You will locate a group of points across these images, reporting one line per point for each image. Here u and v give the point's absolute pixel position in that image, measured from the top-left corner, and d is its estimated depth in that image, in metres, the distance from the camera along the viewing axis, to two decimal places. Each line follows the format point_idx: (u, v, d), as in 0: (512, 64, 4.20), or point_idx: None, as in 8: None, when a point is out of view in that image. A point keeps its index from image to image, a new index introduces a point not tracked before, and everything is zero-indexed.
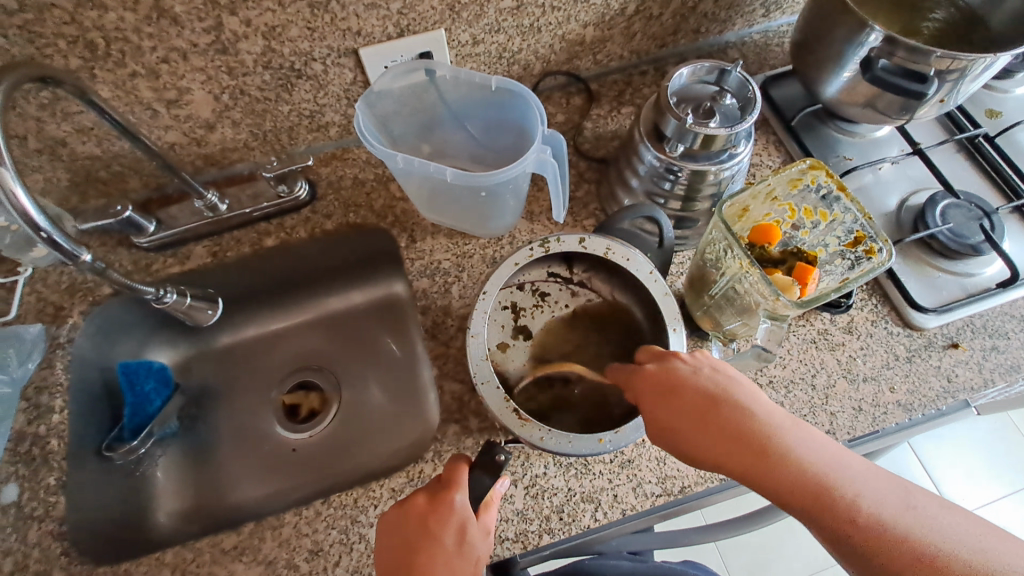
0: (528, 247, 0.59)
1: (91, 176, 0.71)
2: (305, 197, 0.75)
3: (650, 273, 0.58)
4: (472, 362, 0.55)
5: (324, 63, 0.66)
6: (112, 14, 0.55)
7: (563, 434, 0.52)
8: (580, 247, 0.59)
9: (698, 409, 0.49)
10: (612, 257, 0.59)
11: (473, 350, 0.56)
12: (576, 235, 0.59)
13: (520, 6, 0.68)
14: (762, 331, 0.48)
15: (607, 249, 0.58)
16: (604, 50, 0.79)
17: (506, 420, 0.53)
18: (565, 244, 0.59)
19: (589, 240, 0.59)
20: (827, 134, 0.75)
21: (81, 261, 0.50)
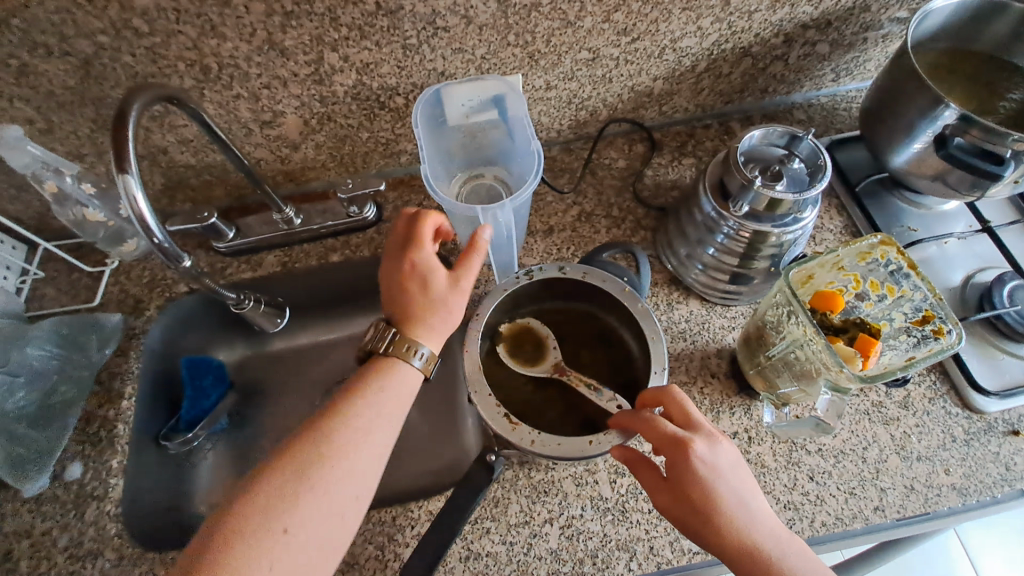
0: (513, 276, 0.64)
1: (183, 181, 0.77)
2: (372, 218, 0.79)
3: (623, 291, 0.62)
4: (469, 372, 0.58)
5: (407, 97, 0.71)
6: (229, 43, 0.60)
7: (551, 438, 0.54)
8: (560, 273, 0.63)
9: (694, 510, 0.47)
10: (590, 280, 0.63)
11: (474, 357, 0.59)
12: (554, 265, 0.63)
13: (595, 58, 0.71)
14: (824, 403, 0.48)
15: (584, 273, 0.63)
16: (670, 102, 0.81)
17: (496, 424, 0.55)
18: (545, 272, 0.63)
19: (567, 268, 0.63)
20: (891, 203, 0.75)
21: (180, 265, 0.53)
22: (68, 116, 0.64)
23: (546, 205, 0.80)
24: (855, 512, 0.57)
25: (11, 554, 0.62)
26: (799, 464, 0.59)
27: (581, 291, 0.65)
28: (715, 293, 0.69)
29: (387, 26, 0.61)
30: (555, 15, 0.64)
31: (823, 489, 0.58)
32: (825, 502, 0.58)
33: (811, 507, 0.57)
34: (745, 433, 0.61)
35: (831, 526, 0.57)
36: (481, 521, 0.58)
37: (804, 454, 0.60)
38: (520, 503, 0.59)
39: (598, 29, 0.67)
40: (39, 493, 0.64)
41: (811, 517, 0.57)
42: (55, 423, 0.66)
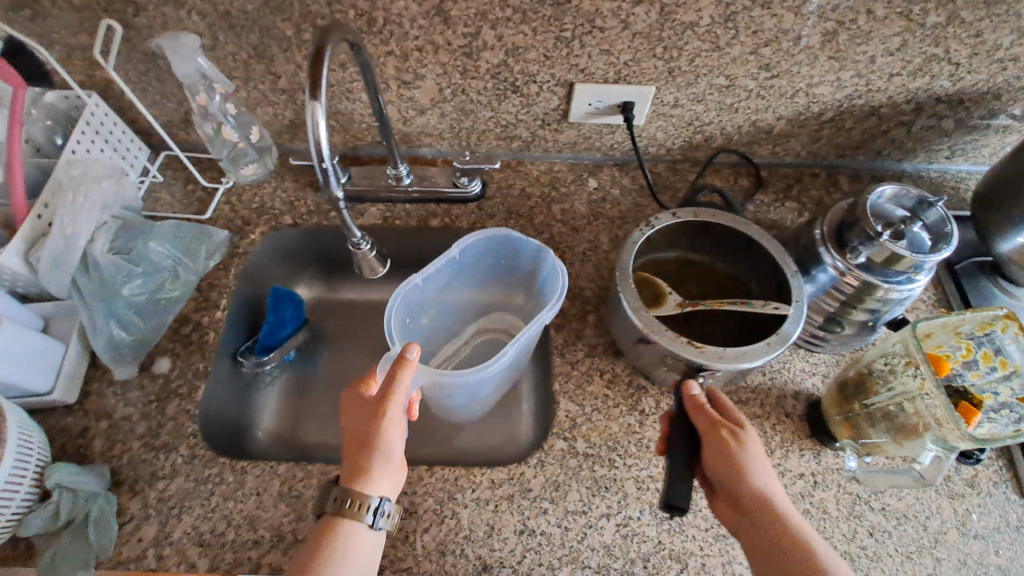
0: (636, 229, 0.66)
1: (308, 122, 0.81)
2: (475, 193, 0.81)
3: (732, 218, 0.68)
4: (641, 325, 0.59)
5: (541, 87, 0.74)
6: (402, 2, 0.63)
7: (731, 350, 0.57)
8: (673, 217, 0.68)
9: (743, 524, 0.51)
10: (701, 218, 0.68)
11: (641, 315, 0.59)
12: (665, 212, 0.68)
13: (730, 86, 0.73)
14: (930, 458, 0.51)
15: (695, 213, 0.68)
16: (785, 144, 0.83)
17: (684, 351, 0.57)
18: (660, 220, 0.68)
19: (677, 212, 0.68)
20: (986, 287, 0.75)
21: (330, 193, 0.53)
22: (233, 38, 0.67)
23: (645, 217, 0.81)
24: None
25: (87, 431, 0.64)
26: (861, 517, 0.60)
27: (699, 234, 0.71)
28: (802, 333, 0.70)
29: (549, 15, 0.64)
30: (707, 37, 0.67)
31: (880, 546, 0.59)
32: (882, 559, 0.58)
33: (867, 562, 0.58)
34: (811, 475, 0.62)
35: None
36: (540, 501, 0.60)
37: (866, 509, 0.61)
38: (580, 493, 0.61)
39: (741, 59, 0.69)
40: (126, 380, 0.67)
41: (865, 571, 0.57)
42: (155, 317, 0.69)
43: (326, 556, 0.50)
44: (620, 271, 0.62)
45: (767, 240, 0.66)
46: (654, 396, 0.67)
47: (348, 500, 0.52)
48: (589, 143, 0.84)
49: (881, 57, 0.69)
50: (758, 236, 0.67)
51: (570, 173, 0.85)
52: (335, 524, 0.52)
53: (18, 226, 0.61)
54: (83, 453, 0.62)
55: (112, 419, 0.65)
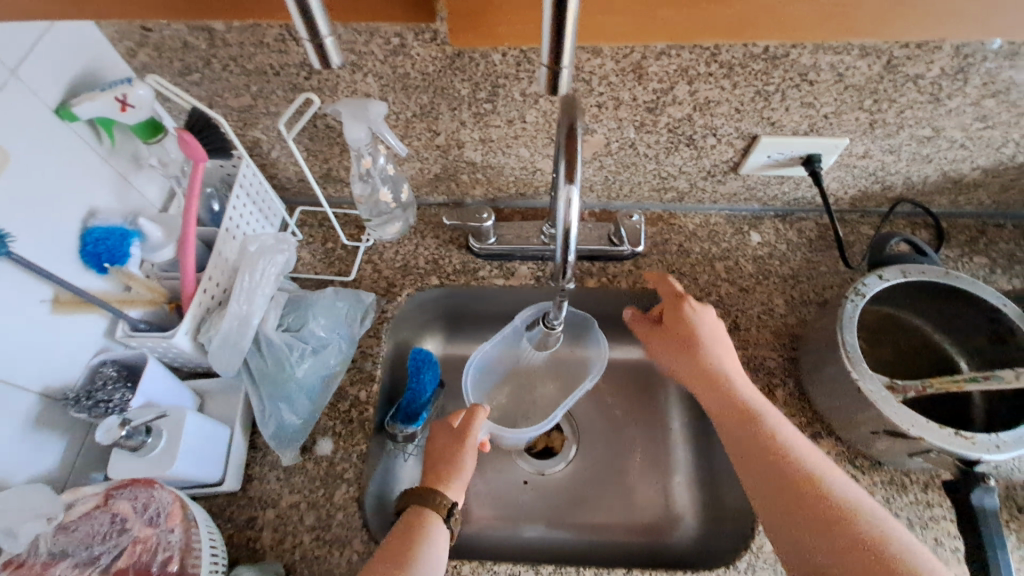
0: (848, 300, 0.59)
1: (455, 176, 0.76)
2: (631, 251, 0.75)
3: (945, 273, 0.60)
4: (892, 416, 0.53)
5: (720, 139, 0.68)
6: (598, 60, 0.58)
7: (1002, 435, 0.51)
8: (881, 279, 0.60)
9: (756, 454, 0.53)
10: (910, 278, 0.61)
11: (890, 403, 0.53)
12: (872, 275, 0.60)
13: (933, 137, 0.66)
14: None
15: (902, 272, 0.61)
16: (971, 194, 0.75)
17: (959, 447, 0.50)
18: (870, 286, 0.60)
19: (884, 273, 0.61)
20: None
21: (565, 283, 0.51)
22: (403, 98, 0.63)
23: (819, 274, 0.74)
24: None
25: (255, 522, 0.59)
26: None
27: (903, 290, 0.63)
28: None
29: (758, 69, 0.58)
30: (927, 89, 0.60)
31: None
32: None
33: None
34: None
35: None
36: None
37: None
38: None
39: (958, 110, 0.63)
40: (290, 464, 0.62)
41: None
42: (319, 397, 0.63)
43: (411, 542, 0.51)
44: (848, 354, 0.56)
45: (983, 288, 0.60)
46: (865, 488, 0.60)
47: (434, 495, 0.55)
48: (752, 194, 0.77)
49: None
50: (974, 288, 0.60)
51: (728, 226, 0.79)
52: (419, 517, 0.53)
53: (187, 307, 0.57)
54: (254, 547, 0.58)
55: (279, 507, 0.60)
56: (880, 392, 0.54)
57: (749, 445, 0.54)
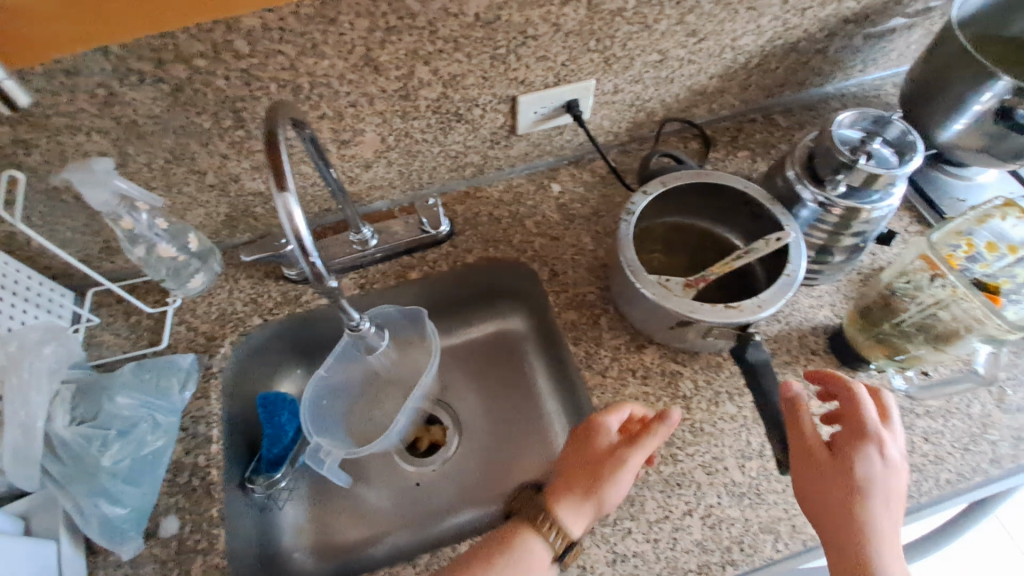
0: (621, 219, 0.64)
1: (247, 211, 0.74)
2: (445, 233, 0.77)
3: (695, 174, 0.68)
4: (676, 308, 0.59)
5: (485, 108, 0.71)
6: (327, 61, 0.58)
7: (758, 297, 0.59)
8: (644, 194, 0.66)
9: (846, 549, 0.49)
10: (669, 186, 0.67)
11: (669, 298, 0.60)
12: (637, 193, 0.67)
13: (663, 60, 0.74)
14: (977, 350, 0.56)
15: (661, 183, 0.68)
16: (720, 100, 0.85)
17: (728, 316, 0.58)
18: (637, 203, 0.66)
19: (646, 188, 0.67)
20: (934, 177, 0.81)
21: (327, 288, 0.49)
22: (145, 147, 0.61)
23: (616, 204, 0.81)
24: (974, 466, 0.60)
25: None
26: (912, 427, 0.62)
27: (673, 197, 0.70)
28: None
29: (481, 36, 0.61)
30: (635, 19, 0.66)
31: (939, 448, 0.61)
32: (945, 460, 0.61)
33: (933, 467, 0.60)
34: None
35: (955, 483, 0.60)
36: (621, 522, 0.58)
37: (915, 417, 0.63)
38: (655, 499, 0.59)
39: (670, 31, 0.70)
40: (135, 555, 0.59)
41: (935, 476, 0.60)
42: (149, 476, 0.61)
43: None
44: (629, 266, 0.62)
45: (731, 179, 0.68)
46: (688, 378, 0.66)
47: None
48: (541, 149, 0.82)
49: None
50: (723, 180, 0.68)
51: (530, 184, 0.83)
52: None
53: None
54: None
55: None
56: (662, 291, 0.60)
57: (821, 511, 0.51)
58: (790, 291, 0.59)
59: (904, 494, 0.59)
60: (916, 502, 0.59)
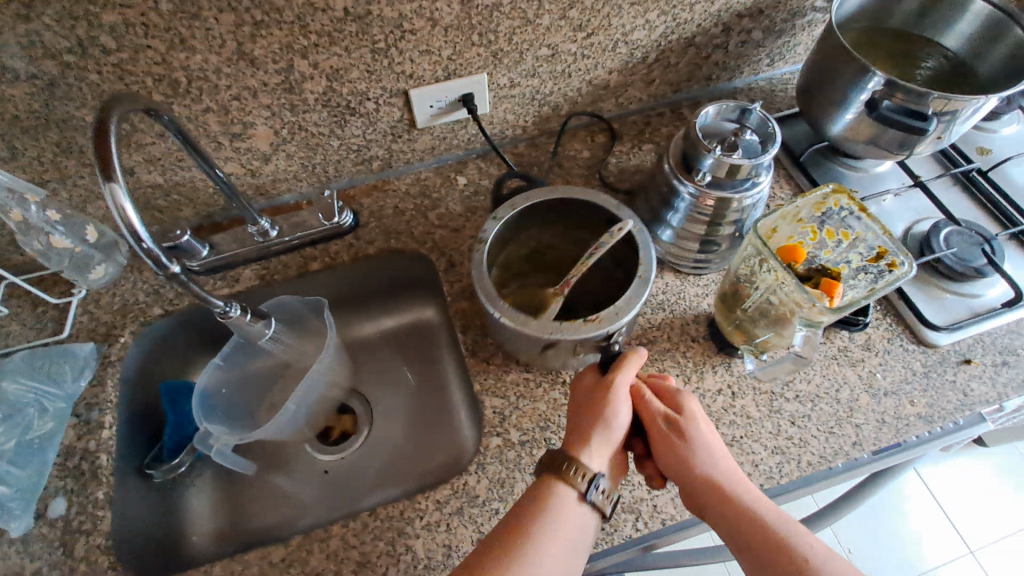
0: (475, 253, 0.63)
1: (149, 203, 0.75)
2: (348, 224, 0.78)
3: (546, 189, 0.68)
4: (537, 332, 0.57)
5: (377, 102, 0.73)
6: (198, 56, 0.61)
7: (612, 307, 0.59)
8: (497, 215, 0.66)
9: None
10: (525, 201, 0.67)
11: (528, 324, 0.58)
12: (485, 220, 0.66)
13: (555, 54, 0.75)
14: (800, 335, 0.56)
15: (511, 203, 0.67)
16: (625, 94, 0.86)
17: (588, 330, 0.57)
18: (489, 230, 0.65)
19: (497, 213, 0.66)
20: (831, 168, 0.82)
21: (173, 275, 0.51)
22: (32, 140, 0.63)
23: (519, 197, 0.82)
24: (837, 449, 0.61)
25: None
26: (780, 411, 0.64)
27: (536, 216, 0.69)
28: (686, 261, 0.73)
29: (355, 31, 0.63)
30: (514, 14, 0.68)
31: (805, 431, 0.62)
32: (809, 443, 0.62)
33: (796, 450, 0.61)
34: (728, 389, 0.65)
35: (816, 464, 0.61)
36: (489, 504, 0.60)
37: (783, 401, 0.64)
38: (525, 481, 0.61)
39: (555, 26, 0.71)
40: (24, 533, 0.60)
41: (797, 458, 0.61)
42: (37, 458, 0.64)
43: None
44: (485, 296, 0.60)
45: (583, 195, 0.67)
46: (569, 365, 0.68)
47: None
48: (447, 143, 0.83)
49: None
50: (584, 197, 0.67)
51: (437, 177, 0.84)
52: None
53: None
54: None
55: None
56: (518, 317, 0.59)
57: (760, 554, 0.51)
58: (648, 290, 0.60)
59: (765, 475, 0.60)
60: (777, 483, 0.60)
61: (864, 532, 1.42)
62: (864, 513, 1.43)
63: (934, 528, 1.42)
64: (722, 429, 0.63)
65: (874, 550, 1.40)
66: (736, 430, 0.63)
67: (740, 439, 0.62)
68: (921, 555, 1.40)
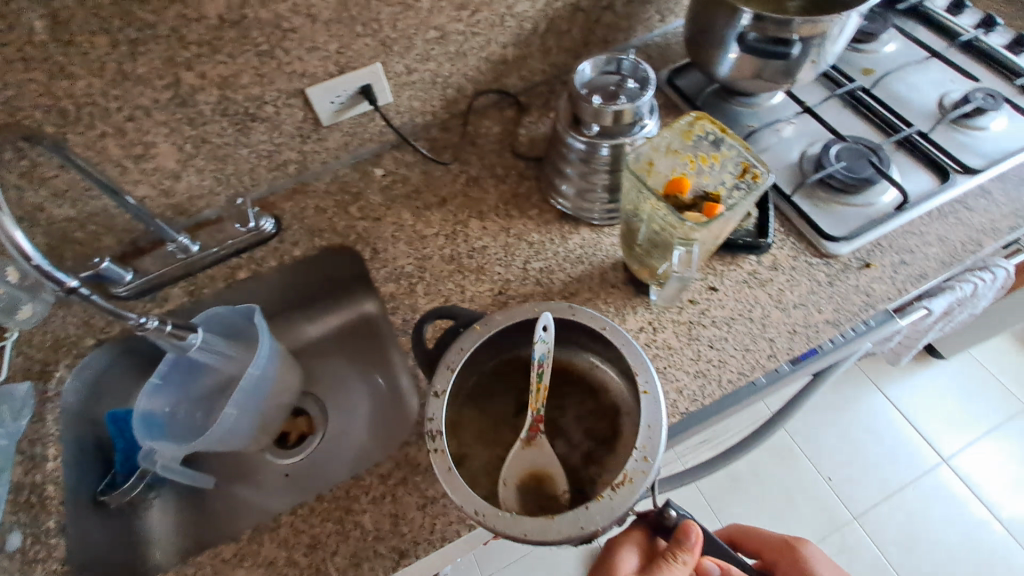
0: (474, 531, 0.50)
1: (68, 237, 0.76)
2: (270, 229, 0.80)
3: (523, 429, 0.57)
4: (566, 531, 0.46)
5: (276, 105, 0.74)
6: (82, 82, 0.62)
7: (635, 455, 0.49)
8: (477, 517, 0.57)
9: None
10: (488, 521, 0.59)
11: (550, 527, 0.46)
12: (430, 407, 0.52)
13: (444, 36, 0.77)
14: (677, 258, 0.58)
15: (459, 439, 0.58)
16: (526, 66, 0.88)
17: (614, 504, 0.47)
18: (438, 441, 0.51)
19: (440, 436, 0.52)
20: (728, 109, 0.85)
21: (72, 288, 0.56)
22: None
23: (436, 178, 0.84)
24: (753, 365, 0.64)
25: None
26: (699, 337, 0.66)
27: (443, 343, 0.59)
28: (601, 215, 0.76)
29: (235, 36, 0.65)
30: (393, 1, 0.70)
31: (723, 353, 0.65)
32: (727, 363, 0.64)
33: (716, 370, 0.64)
34: (649, 325, 0.68)
35: (736, 381, 0.63)
36: (432, 469, 0.61)
37: (701, 328, 0.67)
38: None
39: (437, 8, 0.73)
40: None
41: (717, 379, 0.64)
42: None
43: None
44: (477, 515, 0.47)
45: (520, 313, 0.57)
46: None
47: None
48: (358, 138, 0.84)
49: None
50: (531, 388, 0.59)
51: (354, 172, 0.85)
52: None
53: None
54: None
55: None
56: (517, 516, 0.47)
57: None
58: (661, 404, 0.52)
59: (689, 399, 0.63)
60: (702, 405, 0.63)
61: (840, 459, 1.46)
62: (837, 440, 1.48)
63: (907, 445, 1.47)
64: None
65: (853, 474, 1.44)
66: (659, 362, 0.65)
67: (664, 370, 0.65)
68: (898, 472, 1.44)
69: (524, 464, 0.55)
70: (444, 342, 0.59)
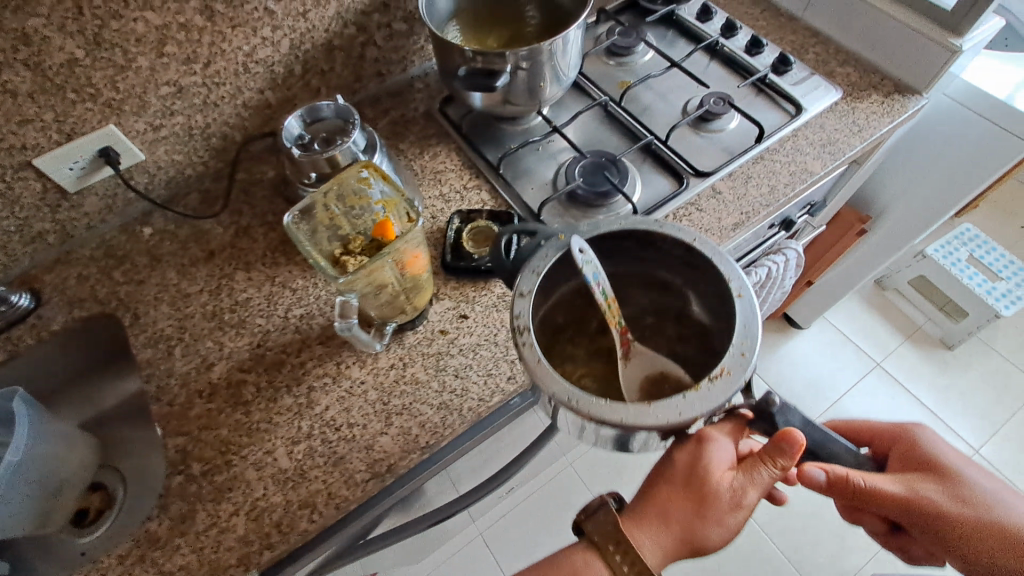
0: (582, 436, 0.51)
1: None
2: (26, 304, 0.77)
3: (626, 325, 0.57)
4: (666, 416, 0.46)
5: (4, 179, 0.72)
6: None
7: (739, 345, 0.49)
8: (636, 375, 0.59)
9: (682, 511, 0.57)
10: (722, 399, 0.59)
11: (646, 411, 0.47)
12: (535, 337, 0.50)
13: (181, 90, 0.76)
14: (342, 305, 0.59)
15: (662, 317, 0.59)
16: (297, 107, 0.87)
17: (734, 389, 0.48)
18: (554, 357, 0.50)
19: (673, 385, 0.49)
20: (494, 133, 0.85)
21: None
22: None
23: (205, 232, 0.82)
24: (493, 389, 0.66)
25: None
26: (445, 368, 0.68)
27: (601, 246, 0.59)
28: None
29: None
30: (103, 65, 0.69)
31: (466, 381, 0.67)
32: (469, 391, 0.66)
33: (458, 400, 0.66)
34: (399, 360, 0.69)
35: (477, 408, 0.65)
36: (171, 541, 0.61)
37: (448, 358, 0.68)
38: (205, 509, 0.62)
39: (160, 64, 0.72)
40: None
41: (459, 408, 0.65)
42: None
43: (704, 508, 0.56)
44: (571, 399, 0.47)
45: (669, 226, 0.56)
46: (252, 383, 0.69)
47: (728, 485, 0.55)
48: (120, 199, 0.82)
49: (274, 6, 0.75)
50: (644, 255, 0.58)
51: (122, 234, 0.83)
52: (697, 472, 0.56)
53: None
54: None
55: None
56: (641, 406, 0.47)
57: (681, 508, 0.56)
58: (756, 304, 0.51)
59: (431, 432, 0.64)
60: (443, 436, 0.64)
61: None
62: None
63: None
64: (393, 400, 0.66)
65: None
66: (406, 398, 0.67)
67: (410, 405, 0.66)
68: None
69: (633, 377, 0.58)
70: (523, 252, 0.58)
